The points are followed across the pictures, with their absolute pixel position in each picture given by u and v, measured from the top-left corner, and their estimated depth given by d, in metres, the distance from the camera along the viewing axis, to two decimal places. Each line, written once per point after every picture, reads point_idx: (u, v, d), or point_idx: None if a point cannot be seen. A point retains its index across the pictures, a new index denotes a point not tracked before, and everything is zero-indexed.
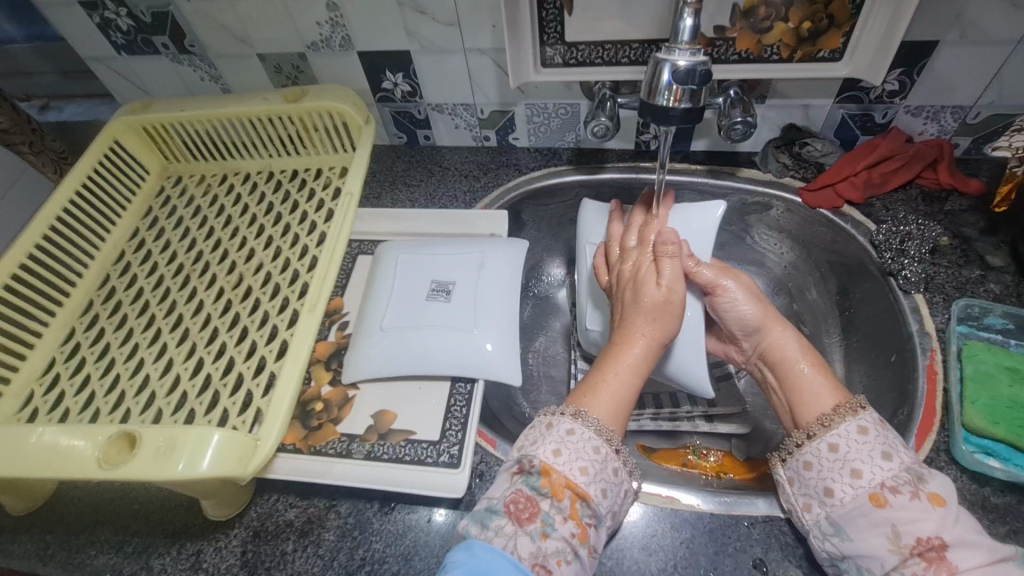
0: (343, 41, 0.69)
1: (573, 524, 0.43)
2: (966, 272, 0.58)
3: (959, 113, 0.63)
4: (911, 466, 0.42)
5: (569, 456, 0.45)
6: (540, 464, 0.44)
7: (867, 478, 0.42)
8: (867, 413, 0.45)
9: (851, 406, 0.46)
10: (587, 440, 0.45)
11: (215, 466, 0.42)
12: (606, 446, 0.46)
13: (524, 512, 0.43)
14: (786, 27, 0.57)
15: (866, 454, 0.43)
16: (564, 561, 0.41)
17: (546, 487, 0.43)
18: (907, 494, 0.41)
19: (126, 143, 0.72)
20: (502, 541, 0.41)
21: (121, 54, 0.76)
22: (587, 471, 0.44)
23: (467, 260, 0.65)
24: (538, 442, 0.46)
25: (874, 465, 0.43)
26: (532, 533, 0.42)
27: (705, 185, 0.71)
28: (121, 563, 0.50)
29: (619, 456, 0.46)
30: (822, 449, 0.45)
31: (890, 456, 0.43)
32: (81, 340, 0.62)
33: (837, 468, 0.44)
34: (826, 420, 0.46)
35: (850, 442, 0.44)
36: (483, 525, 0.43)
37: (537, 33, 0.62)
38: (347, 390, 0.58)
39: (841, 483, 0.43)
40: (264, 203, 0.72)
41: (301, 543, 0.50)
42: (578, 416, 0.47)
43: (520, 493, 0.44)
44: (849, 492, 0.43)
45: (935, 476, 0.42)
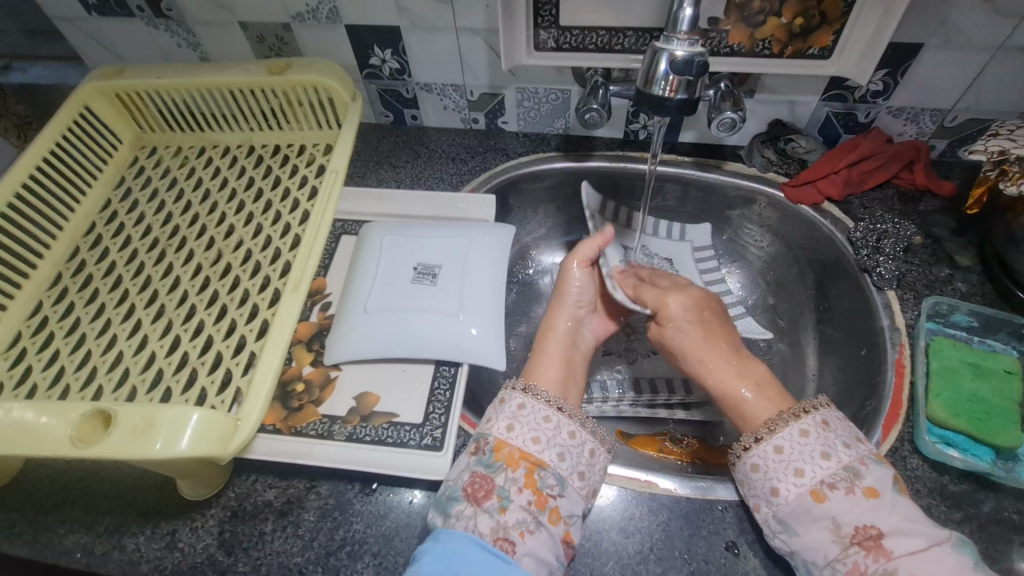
0: (330, 14, 0.67)
1: (529, 493, 0.46)
2: (936, 270, 0.60)
3: (937, 116, 0.65)
4: (848, 463, 0.45)
5: (521, 430, 0.49)
6: (493, 441, 0.48)
7: (809, 476, 0.45)
8: (809, 417, 0.49)
9: (794, 412, 0.49)
10: (538, 412, 0.50)
11: (194, 446, 0.41)
12: (558, 414, 0.50)
13: (480, 491, 0.46)
14: (779, 22, 0.57)
15: (807, 454, 0.46)
16: (526, 531, 0.44)
17: (499, 462, 0.47)
18: (843, 489, 0.44)
19: (97, 109, 0.69)
20: (463, 523, 0.44)
21: (92, 14, 0.73)
22: (538, 440, 0.49)
23: (454, 244, 0.65)
24: (492, 420, 0.51)
25: (815, 465, 0.46)
26: (490, 509, 0.45)
27: (691, 176, 0.72)
28: (92, 542, 0.49)
29: (573, 420, 0.50)
30: (769, 450, 0.48)
31: (828, 456, 0.46)
32: (49, 313, 0.59)
33: (781, 468, 0.47)
34: (764, 428, 0.50)
35: (794, 444, 0.47)
36: (444, 513, 0.46)
37: (531, 16, 0.61)
38: (329, 371, 0.57)
39: (785, 482, 0.46)
40: (245, 178, 0.70)
41: (280, 523, 0.50)
42: (529, 390, 0.52)
43: (476, 474, 0.47)
44: (792, 491, 0.45)
45: (873, 469, 0.45)
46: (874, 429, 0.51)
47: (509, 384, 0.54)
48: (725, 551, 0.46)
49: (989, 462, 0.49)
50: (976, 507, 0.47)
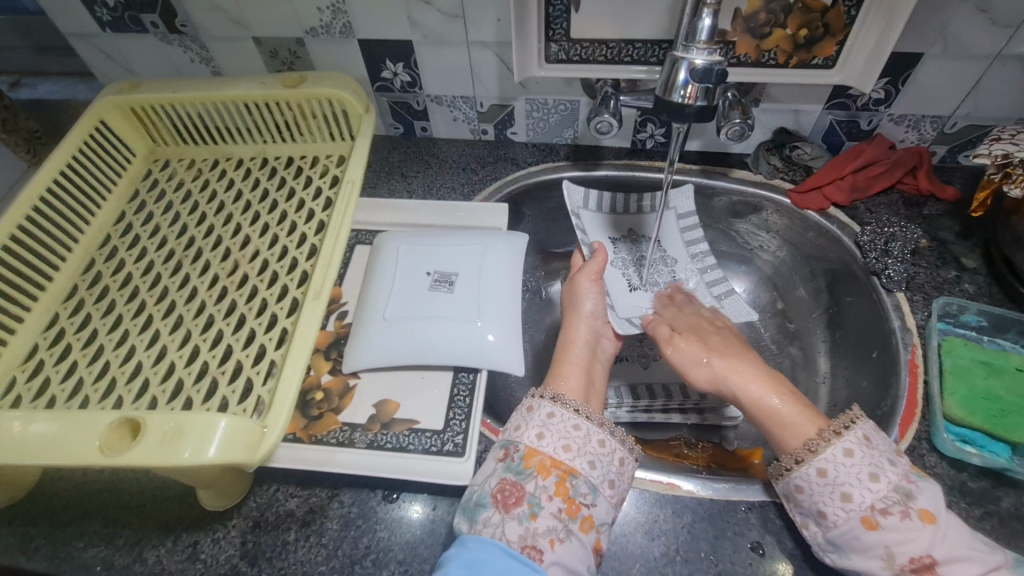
0: (344, 28, 0.68)
1: (559, 500, 0.46)
2: (943, 272, 0.62)
3: (937, 123, 0.66)
4: (900, 486, 0.43)
5: (552, 437, 0.49)
6: (523, 449, 0.49)
7: (858, 501, 0.43)
8: (850, 435, 0.46)
9: (833, 430, 0.47)
10: (567, 421, 0.50)
11: (222, 454, 0.41)
12: (586, 423, 0.51)
13: (511, 498, 0.46)
14: (783, 34, 0.59)
15: (854, 476, 0.44)
16: (556, 540, 0.44)
17: (530, 469, 0.47)
18: (898, 514, 0.42)
19: (112, 123, 0.70)
20: (490, 530, 0.45)
21: (106, 31, 0.74)
22: (570, 447, 0.49)
23: (469, 252, 0.65)
24: (521, 427, 0.51)
25: (862, 487, 0.44)
26: (519, 516, 0.45)
27: (697, 184, 0.74)
28: (112, 555, 0.49)
29: (602, 429, 0.51)
30: (811, 474, 0.46)
31: (877, 477, 0.44)
32: (65, 325, 0.59)
33: (827, 492, 0.45)
34: (810, 446, 0.47)
35: (838, 465, 0.45)
36: (472, 520, 0.46)
37: (542, 29, 0.62)
38: (347, 379, 0.57)
39: (833, 507, 0.44)
40: (259, 190, 0.71)
41: (303, 533, 0.49)
42: (557, 399, 0.52)
43: (505, 482, 0.47)
44: (841, 515, 0.44)
45: (921, 488, 0.43)
46: (891, 428, 0.52)
47: (535, 393, 0.54)
48: (750, 552, 0.47)
49: (1007, 458, 0.50)
50: (996, 504, 0.47)
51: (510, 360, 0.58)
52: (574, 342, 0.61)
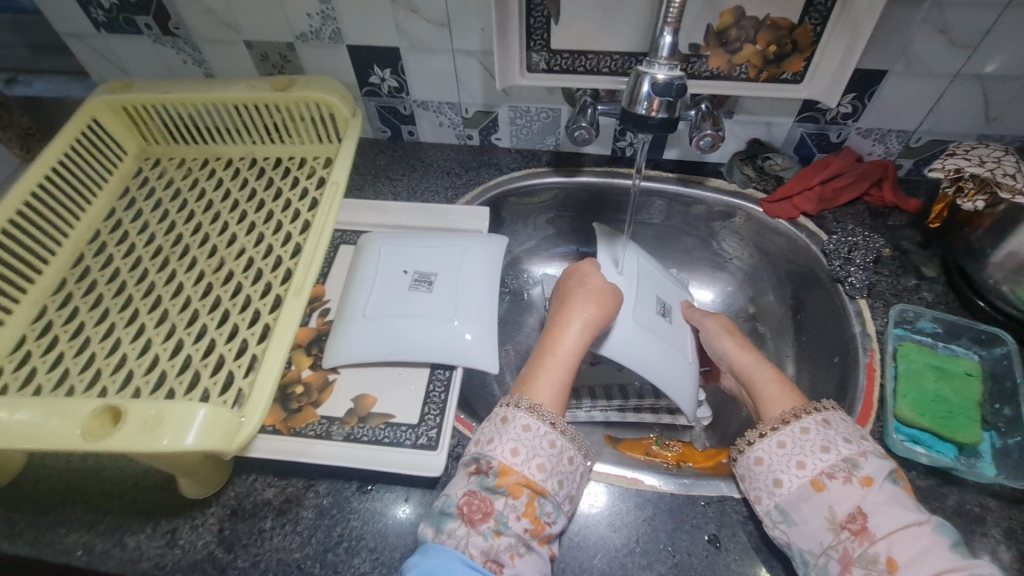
0: (333, 34, 0.70)
1: (527, 521, 0.46)
2: (904, 280, 0.64)
3: (902, 137, 0.69)
4: (847, 456, 0.47)
5: (527, 455, 0.49)
6: (498, 466, 0.48)
7: (810, 468, 0.47)
8: (810, 416, 0.50)
9: (799, 411, 0.51)
10: (543, 436, 0.50)
11: (200, 441, 0.43)
12: (560, 438, 0.50)
13: (477, 513, 0.46)
14: (755, 49, 0.61)
15: (807, 447, 0.48)
16: (516, 554, 0.45)
17: (501, 487, 0.47)
18: (841, 479, 0.46)
19: (104, 121, 0.72)
20: (454, 542, 0.45)
21: (100, 31, 0.75)
22: (543, 467, 0.49)
23: (450, 253, 0.67)
24: (494, 440, 0.50)
25: (815, 457, 0.47)
26: (485, 532, 0.46)
27: (675, 192, 0.76)
28: (93, 541, 0.51)
29: (572, 444, 0.51)
30: (772, 445, 0.50)
31: (828, 449, 0.47)
32: (53, 317, 0.61)
33: (784, 461, 0.48)
34: (777, 423, 0.51)
35: (794, 439, 0.49)
36: (438, 529, 0.47)
37: (524, 39, 0.65)
38: (327, 374, 0.59)
39: (788, 474, 0.48)
40: (247, 189, 0.72)
41: (279, 521, 0.51)
42: (534, 410, 0.52)
43: (473, 496, 0.47)
44: (795, 482, 0.47)
45: (870, 461, 0.47)
46: None
47: (508, 402, 0.53)
48: (707, 544, 0.49)
49: (953, 457, 0.53)
50: (941, 501, 0.50)
51: (483, 359, 0.60)
52: (559, 341, 0.59)
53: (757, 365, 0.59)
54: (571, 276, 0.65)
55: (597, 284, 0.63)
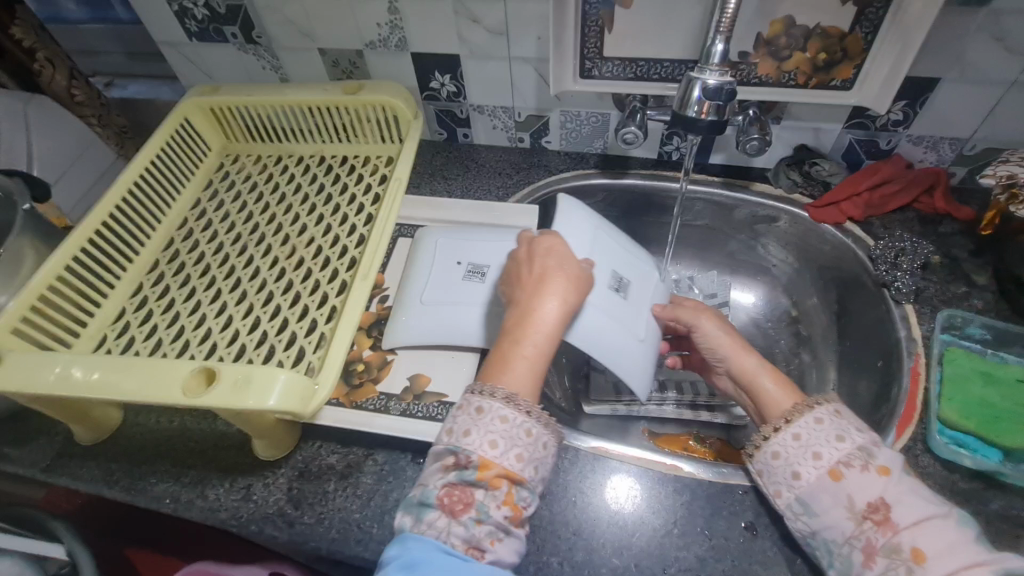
0: (399, 42, 0.76)
1: (507, 508, 0.43)
2: (953, 287, 0.64)
3: (956, 145, 0.69)
4: (861, 444, 0.45)
5: (507, 446, 0.44)
6: (477, 459, 0.43)
7: (827, 459, 0.45)
8: (823, 407, 0.48)
9: (807, 404, 0.49)
10: (519, 426, 0.44)
11: (281, 402, 0.48)
12: (540, 428, 0.46)
13: (458, 504, 0.42)
14: (803, 57, 0.63)
15: (823, 438, 0.46)
16: (497, 540, 0.42)
17: (483, 481, 0.43)
18: (859, 467, 0.44)
19: (194, 121, 0.80)
20: (433, 533, 0.41)
21: (192, 40, 0.84)
22: (524, 456, 0.44)
23: (503, 246, 0.70)
24: (470, 432, 0.44)
25: (830, 447, 0.46)
26: (466, 522, 0.42)
27: (720, 196, 0.77)
28: (179, 491, 0.57)
29: (550, 428, 0.46)
30: (788, 437, 0.47)
31: (842, 438, 0.46)
32: (148, 293, 0.69)
33: (800, 453, 0.47)
34: (787, 416, 0.49)
35: (810, 430, 0.47)
36: (417, 518, 0.43)
37: (578, 47, 0.68)
38: (386, 354, 0.64)
39: (806, 466, 0.46)
40: (316, 184, 0.79)
41: (341, 484, 0.56)
42: (511, 400, 0.45)
43: (453, 487, 0.43)
44: (812, 472, 0.45)
45: (884, 450, 0.45)
46: (887, 430, 0.55)
47: (476, 390, 0.47)
48: (743, 531, 0.51)
49: (999, 462, 0.52)
50: (985, 505, 0.50)
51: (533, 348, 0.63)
52: (533, 328, 0.49)
53: (759, 366, 0.54)
54: (547, 254, 0.55)
55: (576, 270, 0.53)
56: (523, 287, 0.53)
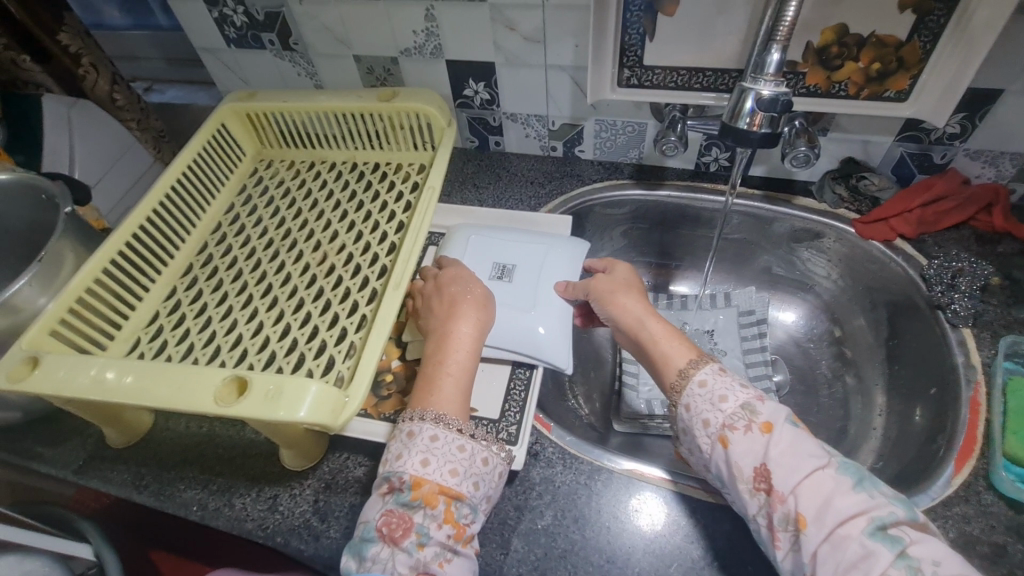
0: (434, 49, 0.75)
1: (449, 527, 0.45)
2: (1015, 311, 0.60)
3: (1018, 160, 0.65)
4: (745, 402, 0.47)
5: (437, 463, 0.47)
6: (409, 479, 0.46)
7: (714, 424, 0.47)
8: (710, 367, 0.50)
9: (697, 362, 0.51)
10: (451, 443, 0.48)
11: (311, 414, 0.47)
12: (470, 442, 0.49)
13: (397, 530, 0.45)
14: (856, 66, 0.60)
15: (707, 402, 0.48)
16: (445, 561, 0.44)
17: (417, 500, 0.46)
18: (742, 429, 0.46)
19: (230, 126, 0.80)
20: (379, 566, 0.43)
21: (230, 46, 0.85)
22: (456, 471, 0.48)
23: (528, 248, 0.69)
24: (402, 456, 0.48)
25: (715, 410, 0.47)
26: (408, 548, 0.44)
27: (760, 210, 0.75)
28: (206, 498, 0.56)
29: (484, 445, 0.50)
30: (681, 412, 0.50)
31: (726, 399, 0.47)
32: (182, 297, 0.69)
33: (691, 422, 0.49)
34: (680, 380, 0.51)
35: (698, 398, 0.49)
36: (361, 556, 0.45)
37: (617, 55, 0.67)
38: (414, 365, 0.63)
39: (699, 434, 0.48)
40: (348, 191, 0.79)
41: (368, 498, 0.55)
42: (438, 420, 0.49)
43: (391, 514, 0.45)
44: (707, 441, 0.47)
45: (767, 405, 0.47)
46: (946, 463, 0.52)
47: (410, 417, 0.51)
48: None
49: None
50: None
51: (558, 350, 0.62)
52: (451, 350, 0.55)
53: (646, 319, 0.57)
54: (452, 283, 0.61)
55: (481, 293, 0.61)
56: (434, 314, 0.59)
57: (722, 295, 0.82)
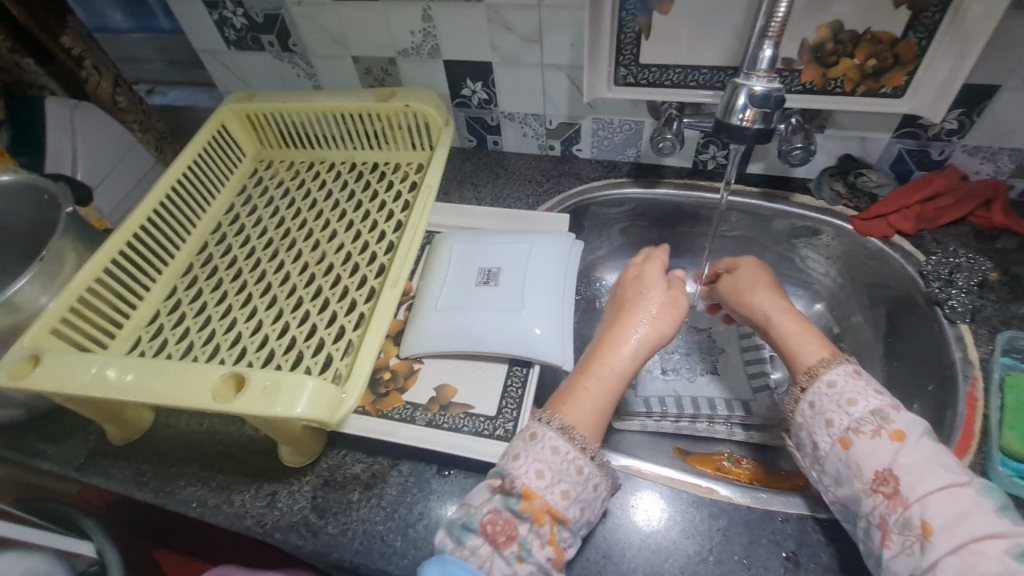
0: (431, 50, 0.76)
1: (551, 549, 0.44)
2: (1014, 307, 0.60)
3: (1016, 156, 0.65)
4: (877, 408, 0.48)
5: (552, 479, 0.47)
6: (522, 487, 0.46)
7: (838, 425, 0.49)
8: (842, 367, 0.51)
9: (833, 359, 0.52)
10: (572, 461, 0.48)
11: (308, 410, 0.48)
12: (589, 464, 0.48)
13: (501, 534, 0.44)
14: (851, 63, 0.60)
15: (835, 402, 0.49)
16: None
17: (527, 512, 0.45)
18: (870, 432, 0.47)
19: (230, 127, 0.81)
20: (478, 561, 0.44)
21: (230, 48, 0.86)
22: (568, 493, 0.46)
23: (516, 250, 0.69)
24: (520, 458, 0.48)
25: (841, 412, 0.49)
26: (508, 556, 0.44)
27: (758, 207, 0.75)
28: (206, 494, 0.57)
29: (601, 470, 0.49)
30: (805, 408, 0.51)
31: (855, 402, 0.49)
32: (182, 296, 0.70)
33: (815, 421, 0.50)
34: (813, 371, 0.52)
35: (823, 397, 0.50)
36: (459, 541, 0.45)
37: (613, 53, 0.67)
38: (411, 363, 0.63)
39: (821, 434, 0.49)
40: (347, 190, 0.79)
41: (365, 494, 0.55)
42: (564, 431, 0.49)
43: (498, 514, 0.45)
44: (828, 440, 0.49)
45: (902, 415, 0.47)
46: None
47: (538, 418, 0.51)
48: (784, 561, 0.48)
49: None
50: None
51: (554, 350, 0.61)
52: (611, 356, 0.56)
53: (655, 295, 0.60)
54: (637, 287, 0.62)
55: (672, 296, 0.61)
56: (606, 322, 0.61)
57: None
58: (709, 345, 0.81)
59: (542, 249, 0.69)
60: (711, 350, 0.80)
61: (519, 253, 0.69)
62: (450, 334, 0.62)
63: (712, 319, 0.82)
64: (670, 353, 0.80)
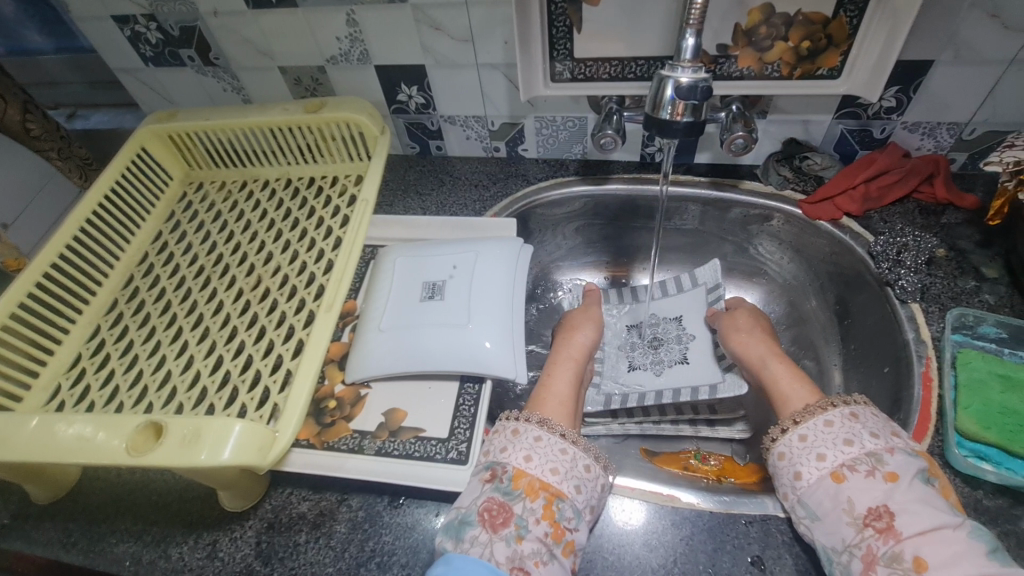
0: (361, 55, 0.72)
1: (546, 524, 0.45)
2: (961, 282, 0.60)
3: (955, 130, 0.65)
4: (872, 449, 0.46)
5: (540, 459, 0.50)
6: (512, 470, 0.49)
7: (831, 460, 0.46)
8: (835, 409, 0.49)
9: (822, 404, 0.51)
10: (554, 445, 0.51)
11: (236, 456, 0.44)
12: (572, 447, 0.51)
13: (498, 518, 0.45)
14: (786, 46, 0.59)
15: (829, 441, 0.47)
16: (540, 560, 0.43)
17: (518, 490, 0.47)
18: (863, 472, 0.44)
19: (152, 150, 0.76)
20: (478, 549, 0.44)
21: (148, 65, 0.80)
22: (557, 470, 0.49)
23: (462, 259, 0.67)
24: (507, 449, 0.51)
25: (836, 450, 0.47)
26: (507, 537, 0.44)
27: (708, 196, 0.73)
28: (140, 551, 0.53)
29: (587, 454, 0.51)
30: (793, 438, 0.49)
31: (851, 442, 0.47)
32: (106, 336, 0.65)
33: (804, 453, 0.48)
34: (797, 417, 0.51)
35: (817, 433, 0.49)
36: (458, 538, 0.45)
37: (547, 49, 0.65)
38: (358, 389, 0.60)
39: (807, 466, 0.47)
40: (282, 209, 0.75)
41: (313, 535, 0.52)
42: (544, 423, 0.53)
43: (492, 500, 0.47)
44: (814, 474, 0.47)
45: (898, 456, 0.45)
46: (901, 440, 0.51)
47: (516, 416, 0.54)
48: (750, 566, 0.46)
49: None
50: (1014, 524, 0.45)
51: (506, 363, 0.58)
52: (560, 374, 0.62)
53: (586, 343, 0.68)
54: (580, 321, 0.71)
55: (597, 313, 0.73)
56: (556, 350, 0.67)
57: (686, 275, 0.81)
58: (678, 334, 0.78)
59: (486, 258, 0.66)
60: (680, 338, 0.78)
61: (465, 264, 0.66)
62: (393, 355, 0.59)
63: (682, 306, 0.80)
64: (635, 349, 0.79)
